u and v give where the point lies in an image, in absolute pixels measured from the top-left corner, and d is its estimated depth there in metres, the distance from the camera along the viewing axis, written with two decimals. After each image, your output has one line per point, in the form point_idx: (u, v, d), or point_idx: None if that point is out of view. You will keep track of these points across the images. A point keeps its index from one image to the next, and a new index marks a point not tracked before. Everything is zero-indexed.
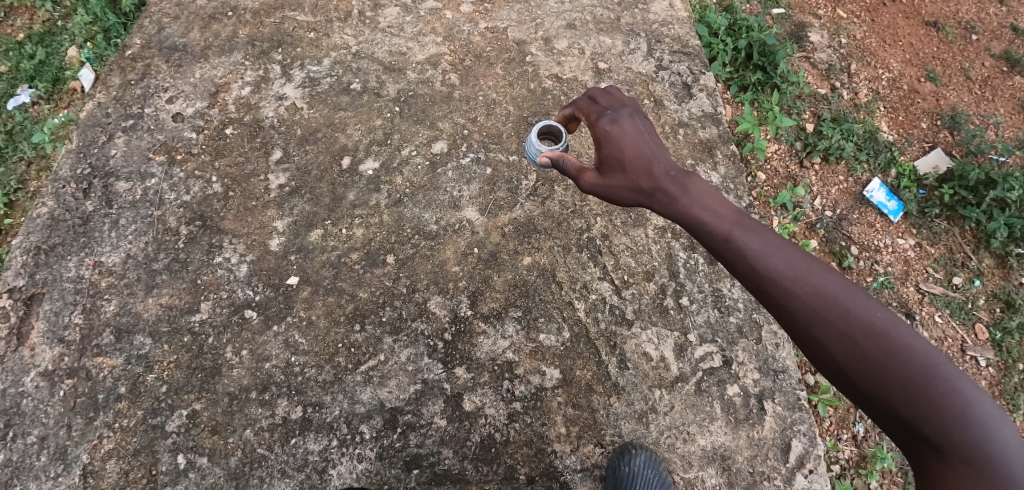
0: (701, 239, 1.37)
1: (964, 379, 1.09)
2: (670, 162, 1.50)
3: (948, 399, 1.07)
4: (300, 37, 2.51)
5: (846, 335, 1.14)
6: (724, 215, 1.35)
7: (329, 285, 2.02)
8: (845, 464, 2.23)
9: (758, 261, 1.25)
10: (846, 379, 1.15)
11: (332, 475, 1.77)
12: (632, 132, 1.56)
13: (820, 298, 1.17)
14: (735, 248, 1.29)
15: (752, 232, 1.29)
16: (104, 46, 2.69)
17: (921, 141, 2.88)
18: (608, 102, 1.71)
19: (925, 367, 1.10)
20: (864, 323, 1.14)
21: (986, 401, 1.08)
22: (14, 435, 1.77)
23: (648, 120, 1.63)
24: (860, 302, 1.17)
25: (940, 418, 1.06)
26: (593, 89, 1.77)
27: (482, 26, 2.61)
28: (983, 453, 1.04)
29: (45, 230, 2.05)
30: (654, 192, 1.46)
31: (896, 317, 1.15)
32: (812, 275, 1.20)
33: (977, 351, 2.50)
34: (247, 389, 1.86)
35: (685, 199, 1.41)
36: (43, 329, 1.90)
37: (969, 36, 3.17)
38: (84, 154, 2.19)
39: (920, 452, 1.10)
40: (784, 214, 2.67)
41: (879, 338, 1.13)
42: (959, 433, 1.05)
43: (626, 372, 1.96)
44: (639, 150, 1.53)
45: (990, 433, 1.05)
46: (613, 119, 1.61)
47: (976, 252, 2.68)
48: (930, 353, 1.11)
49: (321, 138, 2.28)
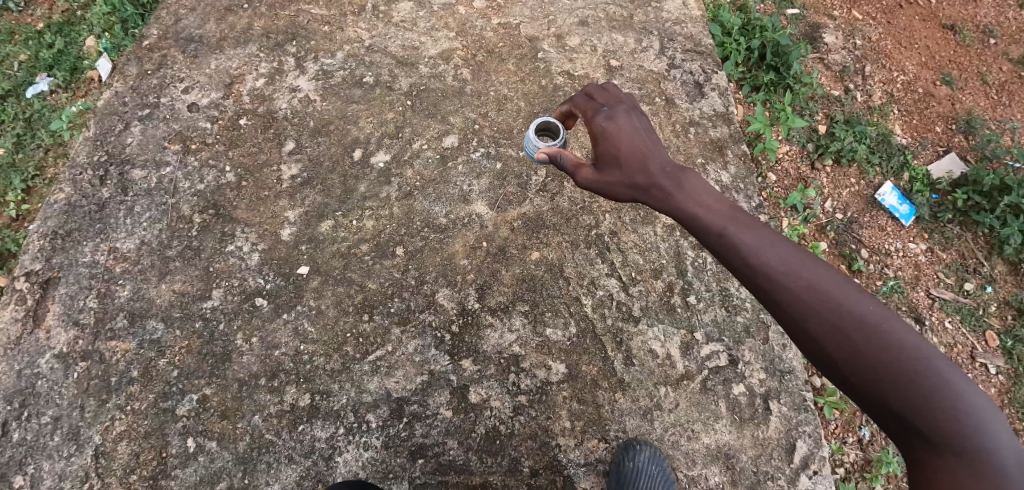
0: (697, 234, 1.37)
1: (956, 373, 1.09)
2: (667, 159, 1.51)
3: (940, 392, 1.07)
4: (314, 30, 2.53)
5: (839, 329, 1.14)
6: (719, 211, 1.36)
7: (339, 275, 2.04)
8: (850, 468, 2.22)
9: (752, 256, 1.25)
10: (840, 374, 1.15)
11: (338, 462, 1.79)
12: (628, 129, 1.58)
13: (814, 292, 1.17)
14: (729, 242, 1.29)
15: (747, 228, 1.30)
16: (122, 37, 2.73)
17: (935, 146, 2.86)
18: (605, 98, 1.71)
19: (916, 361, 1.09)
20: (856, 316, 1.14)
21: (978, 394, 1.08)
22: (29, 415, 1.80)
23: (645, 116, 1.64)
24: (853, 296, 1.17)
25: (932, 411, 1.06)
26: (590, 86, 1.77)
27: (495, 22, 2.62)
28: (976, 446, 1.04)
29: (63, 216, 2.09)
30: (650, 188, 1.47)
31: (889, 311, 1.16)
32: (805, 269, 1.20)
33: (987, 358, 2.48)
34: (257, 375, 1.88)
35: (681, 195, 1.42)
36: (58, 312, 1.94)
37: (986, 40, 3.14)
38: (101, 142, 2.23)
39: (912, 445, 1.10)
40: (794, 215, 2.66)
41: (872, 332, 1.13)
42: (950, 426, 1.05)
43: (632, 368, 1.96)
44: (636, 147, 1.54)
45: (982, 426, 1.05)
46: (609, 116, 1.62)
47: (989, 259, 2.66)
48: (923, 347, 1.11)
49: (334, 131, 2.30)
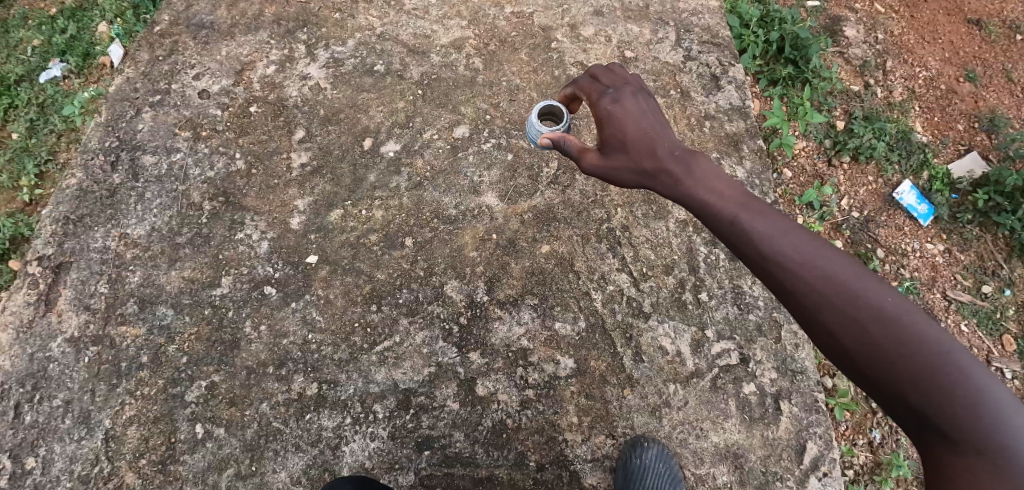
0: (708, 221, 1.35)
1: (977, 367, 1.06)
2: (676, 143, 1.47)
3: (959, 387, 1.04)
4: (325, 17, 2.51)
5: (855, 321, 1.11)
6: (730, 198, 1.33)
7: (347, 265, 2.03)
8: (859, 470, 2.19)
9: (764, 244, 1.22)
10: (856, 367, 1.12)
11: (344, 452, 1.79)
12: (635, 112, 1.54)
13: (828, 282, 1.14)
14: (741, 230, 1.26)
15: (759, 214, 1.27)
16: (133, 22, 2.72)
17: (956, 144, 2.80)
18: (610, 80, 1.67)
19: (935, 353, 1.07)
20: (874, 307, 1.11)
21: (999, 388, 1.05)
22: (41, 398, 1.82)
23: (652, 98, 1.60)
24: (870, 286, 1.14)
25: (950, 407, 1.04)
26: (594, 67, 1.73)
27: (508, 11, 2.58)
28: (996, 444, 1.01)
29: (74, 201, 2.09)
30: (658, 173, 1.44)
31: (907, 302, 1.12)
32: (821, 259, 1.17)
33: (1002, 362, 2.44)
34: (265, 364, 1.89)
35: (690, 181, 1.39)
36: (69, 297, 1.95)
37: (1013, 35, 3.05)
38: (112, 127, 2.23)
39: (929, 442, 1.08)
40: (809, 213, 2.62)
41: (890, 325, 1.09)
42: (969, 422, 1.03)
43: (641, 365, 1.94)
44: (643, 131, 1.50)
45: (1003, 422, 1.02)
46: (615, 99, 1.58)
47: (1008, 261, 2.60)
48: (942, 340, 1.08)
49: (344, 119, 2.28)
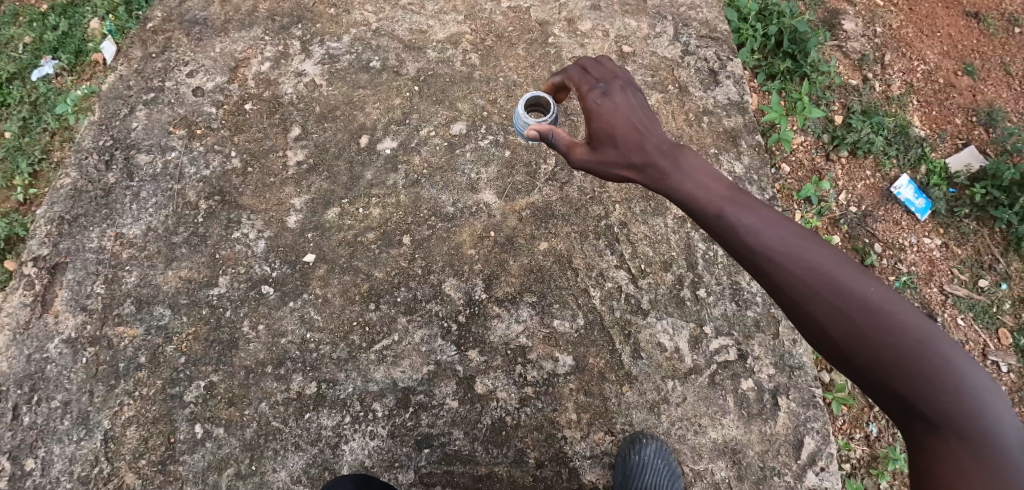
0: (695, 214, 1.33)
1: (959, 354, 1.07)
2: (663, 137, 1.47)
3: (942, 375, 1.05)
4: (320, 13, 2.48)
5: (841, 312, 1.11)
6: (717, 191, 1.32)
7: (345, 263, 2.03)
8: (856, 463, 2.21)
9: (751, 236, 1.21)
10: (843, 357, 1.12)
11: (344, 451, 1.79)
12: (623, 105, 1.53)
13: (815, 274, 1.14)
14: (727, 223, 1.25)
15: (745, 206, 1.26)
16: (126, 19, 2.66)
17: (954, 138, 2.80)
18: (599, 74, 1.66)
19: (919, 342, 1.07)
20: (859, 298, 1.11)
21: (980, 375, 1.06)
22: (39, 399, 1.82)
23: (640, 93, 1.59)
24: (855, 278, 1.14)
25: (935, 393, 1.04)
26: (582, 60, 1.72)
27: (505, 5, 2.55)
28: (979, 429, 1.02)
29: (69, 201, 2.08)
30: (646, 167, 1.43)
31: (891, 292, 1.13)
32: (807, 250, 1.17)
33: (998, 356, 2.45)
34: (263, 363, 1.88)
35: (677, 174, 1.38)
36: (66, 297, 1.94)
37: (1012, 28, 3.04)
38: (106, 126, 2.21)
39: (915, 429, 1.08)
40: (808, 208, 2.62)
41: (876, 315, 1.09)
42: (953, 409, 1.03)
43: (639, 361, 1.95)
44: (631, 124, 1.49)
45: (985, 408, 1.03)
46: (604, 92, 1.57)
47: (1005, 255, 2.61)
48: (926, 328, 1.09)
49: (340, 116, 2.27)
